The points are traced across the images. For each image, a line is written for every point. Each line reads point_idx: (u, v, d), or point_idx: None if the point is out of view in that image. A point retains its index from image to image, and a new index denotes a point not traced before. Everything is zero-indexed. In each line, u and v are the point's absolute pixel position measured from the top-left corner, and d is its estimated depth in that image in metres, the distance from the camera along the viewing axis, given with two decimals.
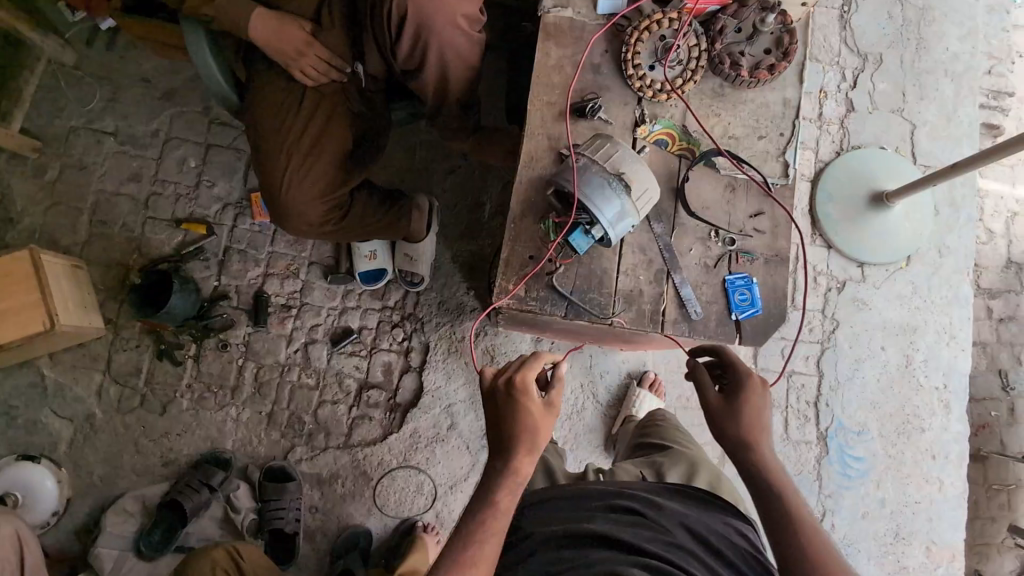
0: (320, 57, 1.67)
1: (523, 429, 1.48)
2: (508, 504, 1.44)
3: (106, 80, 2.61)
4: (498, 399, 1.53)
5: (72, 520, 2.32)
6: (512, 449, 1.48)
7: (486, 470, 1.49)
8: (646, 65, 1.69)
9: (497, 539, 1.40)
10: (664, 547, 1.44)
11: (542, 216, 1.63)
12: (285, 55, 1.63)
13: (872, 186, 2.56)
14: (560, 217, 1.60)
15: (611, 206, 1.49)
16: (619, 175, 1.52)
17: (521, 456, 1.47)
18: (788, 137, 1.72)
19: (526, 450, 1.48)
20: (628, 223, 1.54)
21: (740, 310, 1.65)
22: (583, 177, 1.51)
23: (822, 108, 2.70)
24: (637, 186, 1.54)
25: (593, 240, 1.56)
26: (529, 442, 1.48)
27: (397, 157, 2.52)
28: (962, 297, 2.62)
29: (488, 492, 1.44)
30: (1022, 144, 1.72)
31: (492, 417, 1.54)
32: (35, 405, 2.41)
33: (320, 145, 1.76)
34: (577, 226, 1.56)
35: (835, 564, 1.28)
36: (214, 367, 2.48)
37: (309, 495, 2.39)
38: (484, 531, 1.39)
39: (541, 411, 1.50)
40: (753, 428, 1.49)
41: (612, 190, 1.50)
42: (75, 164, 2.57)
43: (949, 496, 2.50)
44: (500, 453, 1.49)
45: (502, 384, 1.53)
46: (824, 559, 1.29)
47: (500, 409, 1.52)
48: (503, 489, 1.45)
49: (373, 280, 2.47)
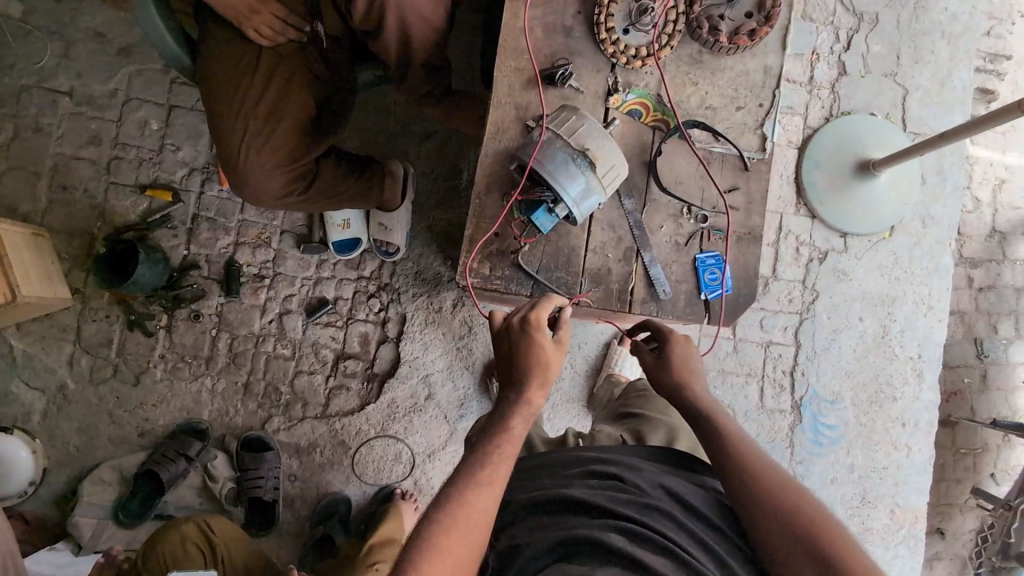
0: (275, 14, 1.56)
1: (537, 363, 1.46)
2: (524, 433, 1.44)
3: (57, 35, 2.44)
4: (513, 337, 1.49)
5: (50, 490, 2.32)
6: (526, 381, 1.46)
7: (499, 402, 1.49)
8: (620, 29, 1.62)
9: (513, 460, 1.40)
10: (639, 509, 1.41)
11: (505, 193, 1.62)
12: (237, 12, 1.53)
13: (859, 154, 2.50)
14: (522, 195, 1.59)
15: (576, 183, 1.47)
16: (584, 151, 1.49)
17: (533, 389, 1.46)
18: (767, 107, 1.68)
19: (538, 384, 1.47)
20: (594, 201, 1.52)
21: (711, 292, 1.66)
22: (547, 152, 1.49)
23: (813, 71, 2.61)
24: (601, 163, 1.49)
25: (557, 218, 1.55)
26: (542, 376, 1.46)
27: (371, 121, 2.41)
28: (942, 268, 2.60)
29: (502, 421, 1.45)
30: (1014, 112, 1.67)
31: (506, 356, 1.51)
32: (6, 376, 2.37)
33: (280, 112, 1.68)
34: (541, 204, 1.54)
35: (771, 485, 1.37)
36: (187, 338, 2.44)
37: (288, 464, 2.40)
38: (500, 453, 1.40)
39: (554, 346, 1.48)
40: (686, 376, 1.61)
41: (576, 166, 1.47)
42: (30, 126, 2.43)
43: (916, 462, 2.56)
44: (515, 385, 1.48)
45: (516, 322, 1.51)
46: (761, 483, 1.38)
47: (514, 347, 1.49)
48: (517, 418, 1.45)
49: (347, 249, 2.41)
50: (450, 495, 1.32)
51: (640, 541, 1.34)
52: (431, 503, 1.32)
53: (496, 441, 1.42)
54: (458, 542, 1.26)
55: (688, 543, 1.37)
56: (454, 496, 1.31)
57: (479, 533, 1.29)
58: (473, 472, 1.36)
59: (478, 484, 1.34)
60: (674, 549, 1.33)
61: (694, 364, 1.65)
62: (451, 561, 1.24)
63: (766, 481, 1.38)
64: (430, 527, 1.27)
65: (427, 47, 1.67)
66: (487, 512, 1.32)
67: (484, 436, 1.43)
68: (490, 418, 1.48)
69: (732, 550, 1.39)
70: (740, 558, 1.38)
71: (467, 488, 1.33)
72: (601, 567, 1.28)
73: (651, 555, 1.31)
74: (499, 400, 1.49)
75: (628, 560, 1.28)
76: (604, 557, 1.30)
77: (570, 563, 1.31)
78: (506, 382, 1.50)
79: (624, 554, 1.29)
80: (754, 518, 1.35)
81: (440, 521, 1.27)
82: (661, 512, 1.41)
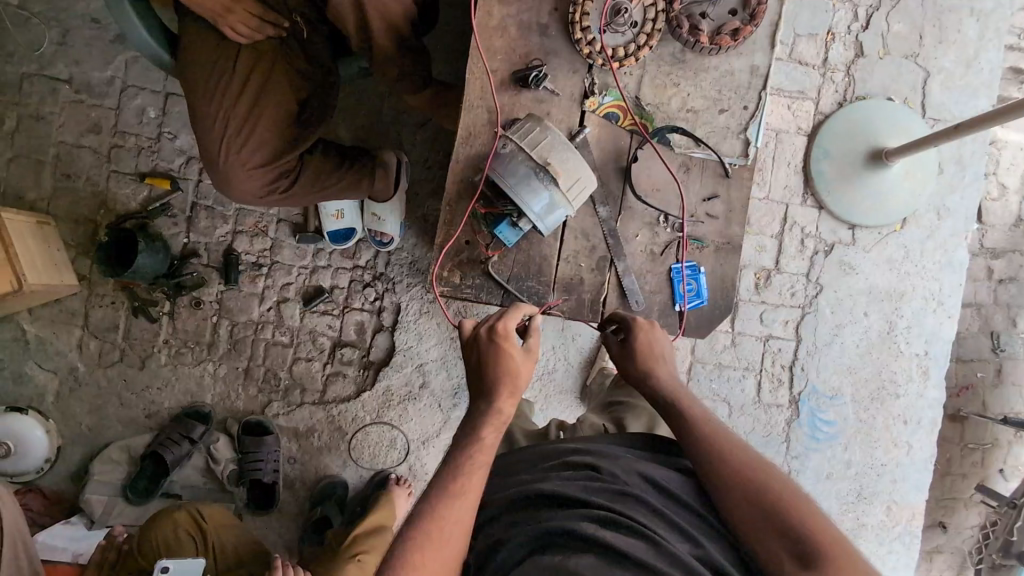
0: (249, 12, 1.71)
1: (505, 372, 1.50)
2: (495, 442, 1.47)
3: (54, 21, 2.42)
4: (481, 348, 1.53)
5: (66, 466, 2.41)
6: (495, 391, 1.49)
7: (471, 411, 1.51)
8: (595, 28, 1.73)
9: (485, 471, 1.42)
10: (614, 497, 1.34)
11: (471, 205, 1.73)
12: (212, 11, 1.67)
13: (872, 143, 2.39)
14: (486, 209, 1.71)
15: (540, 199, 1.60)
16: (546, 167, 1.58)
17: (503, 399, 1.49)
18: (751, 111, 1.80)
19: (509, 393, 1.50)
20: (560, 214, 1.64)
21: (686, 301, 1.79)
22: (510, 167, 1.61)
23: (827, 52, 2.47)
24: (564, 177, 1.59)
25: (520, 232, 1.68)
26: (511, 387, 1.50)
27: (366, 109, 2.40)
28: (955, 262, 2.52)
29: (474, 431, 1.46)
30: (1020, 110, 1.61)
31: (475, 367, 1.54)
32: (20, 357, 2.42)
33: (258, 112, 1.82)
34: (505, 218, 1.67)
35: (741, 470, 1.34)
36: (189, 324, 2.46)
37: (287, 447, 2.44)
38: (473, 463, 1.41)
39: (523, 356, 1.52)
40: (651, 363, 1.62)
41: (538, 181, 1.59)
42: (32, 114, 2.43)
43: (916, 459, 2.52)
44: (485, 395, 1.50)
45: (483, 333, 1.53)
46: (732, 469, 1.35)
47: (483, 357, 1.52)
48: (489, 428, 1.47)
49: (342, 239, 2.40)
50: (425, 510, 1.34)
51: (615, 528, 1.26)
52: (405, 519, 1.34)
53: (469, 450, 1.44)
54: (435, 555, 1.28)
55: (667, 530, 1.29)
56: (427, 513, 1.33)
57: (454, 545, 1.31)
58: (449, 482, 1.38)
59: (450, 494, 1.36)
60: (649, 534, 1.25)
61: (663, 350, 1.65)
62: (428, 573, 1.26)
63: (732, 460, 1.37)
64: (406, 541, 1.29)
65: (392, 26, 1.75)
66: (463, 522, 1.33)
67: (458, 445, 1.46)
68: (462, 428, 1.49)
69: (713, 536, 1.31)
70: (722, 542, 1.30)
71: (440, 502, 1.34)
72: (573, 557, 1.21)
73: (625, 540, 1.23)
74: (469, 409, 1.52)
75: (601, 547, 1.21)
76: (576, 547, 1.23)
77: (545, 556, 1.23)
78: (476, 390, 1.53)
79: (597, 542, 1.22)
80: (722, 498, 1.33)
81: (414, 535, 1.30)
82: (637, 498, 1.33)
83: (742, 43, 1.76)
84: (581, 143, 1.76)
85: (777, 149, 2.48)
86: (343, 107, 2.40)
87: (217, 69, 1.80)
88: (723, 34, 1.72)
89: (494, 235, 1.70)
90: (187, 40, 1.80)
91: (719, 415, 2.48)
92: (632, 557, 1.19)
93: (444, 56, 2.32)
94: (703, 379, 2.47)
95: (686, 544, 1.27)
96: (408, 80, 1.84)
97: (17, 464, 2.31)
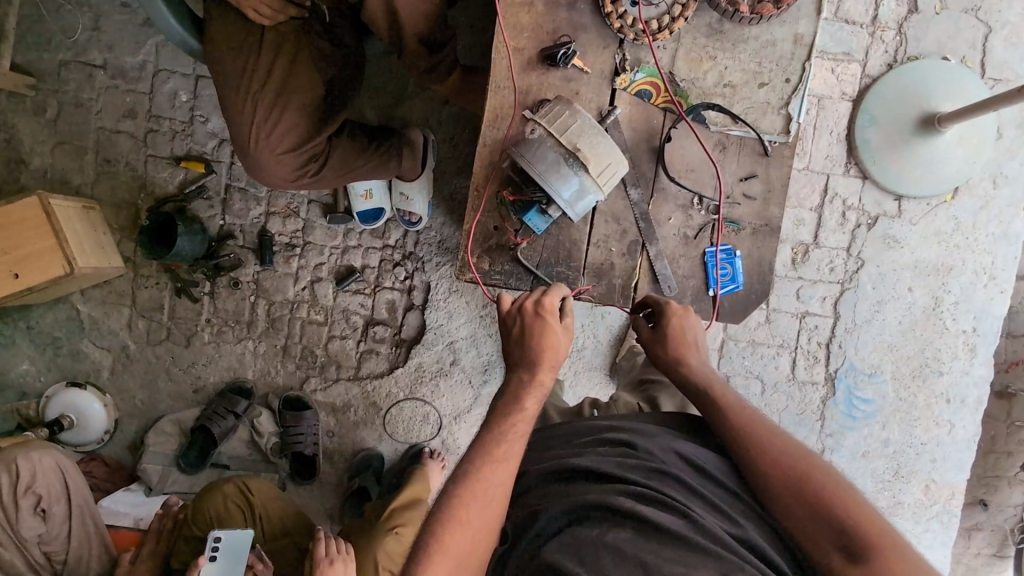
0: None
1: (546, 346, 1.52)
2: (535, 412, 1.50)
3: (86, 7, 2.46)
4: (525, 320, 1.54)
5: (123, 437, 2.55)
6: (536, 363, 1.51)
7: (511, 381, 1.53)
8: (627, 2, 1.67)
9: (524, 438, 1.46)
10: (649, 474, 1.35)
11: (498, 191, 1.71)
12: None
13: (924, 107, 2.24)
14: (514, 196, 1.69)
15: (569, 185, 1.57)
16: (574, 152, 1.55)
17: (543, 370, 1.51)
18: (793, 85, 1.72)
19: (549, 366, 1.52)
20: (590, 200, 1.60)
21: (720, 286, 1.74)
22: (539, 152, 1.57)
23: (877, 9, 2.33)
24: (594, 163, 1.55)
25: (549, 219, 1.67)
26: (552, 360, 1.52)
27: (393, 86, 2.39)
28: (1012, 234, 2.38)
29: (516, 401, 1.49)
30: None
31: (517, 338, 1.54)
32: (76, 336, 2.54)
33: (285, 97, 1.84)
34: (533, 205, 1.65)
35: (779, 455, 1.34)
36: (228, 304, 2.54)
37: (326, 421, 2.53)
38: (514, 430, 1.45)
39: (564, 332, 1.54)
40: (683, 350, 1.61)
41: (567, 168, 1.56)
42: (72, 102, 2.50)
43: (958, 438, 2.45)
44: (526, 366, 1.52)
45: (529, 306, 1.55)
46: (770, 454, 1.35)
47: (525, 329, 1.54)
48: (530, 398, 1.50)
49: (371, 219, 2.42)
50: (465, 473, 1.39)
51: (651, 505, 1.27)
52: (451, 479, 1.39)
53: (508, 420, 1.47)
54: (480, 512, 1.33)
55: (704, 508, 1.30)
56: (469, 473, 1.38)
57: (495, 508, 1.35)
58: (491, 446, 1.42)
59: (492, 460, 1.40)
60: (686, 511, 1.25)
61: (695, 336, 1.64)
62: (472, 530, 1.31)
63: (769, 447, 1.36)
64: (452, 499, 1.34)
65: (416, 18, 1.72)
66: (504, 487, 1.37)
67: (502, 409, 1.48)
68: (502, 397, 1.52)
69: (749, 516, 1.31)
70: (759, 523, 1.31)
71: (478, 470, 1.38)
72: (610, 531, 1.23)
73: (661, 515, 1.24)
74: (509, 380, 1.54)
75: (638, 521, 1.23)
76: (613, 522, 1.24)
77: (583, 529, 1.25)
78: (516, 361, 1.54)
79: (635, 517, 1.23)
80: (759, 483, 1.34)
81: (459, 494, 1.34)
82: (673, 476, 1.34)
83: (785, 11, 1.70)
84: (612, 124, 1.70)
85: (819, 116, 2.35)
86: (368, 85, 2.38)
87: (243, 54, 1.81)
88: (765, 3, 1.67)
89: (523, 222, 1.69)
90: (211, 24, 1.80)
91: (751, 392, 2.44)
92: (669, 531, 1.20)
93: (470, 31, 2.28)
94: (735, 356, 2.43)
95: (722, 523, 1.27)
96: (435, 71, 1.88)
97: (80, 435, 2.46)
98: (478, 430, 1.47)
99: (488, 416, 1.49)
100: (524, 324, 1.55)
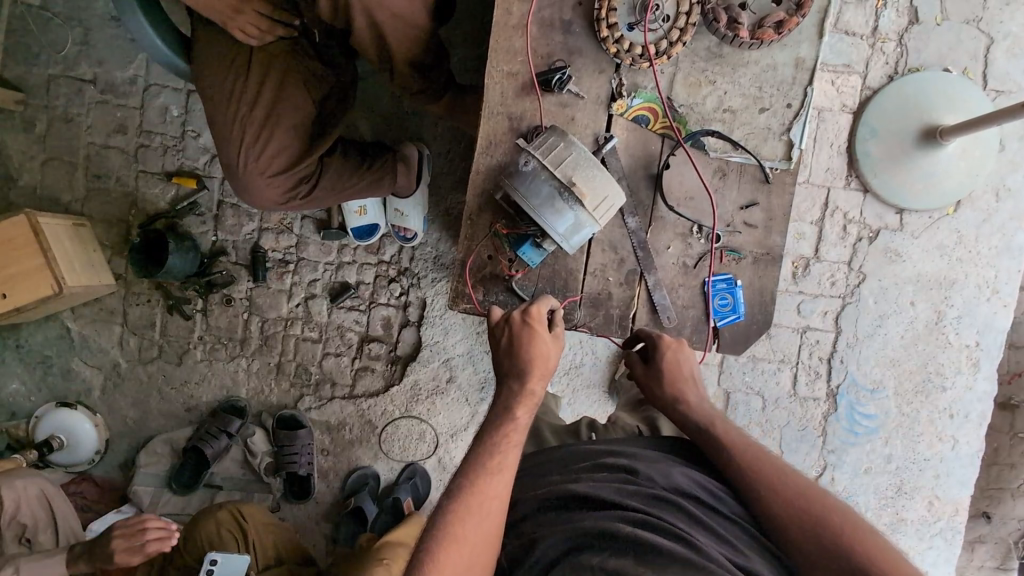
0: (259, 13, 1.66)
1: (536, 355, 1.48)
2: (528, 422, 1.47)
3: (75, 21, 2.42)
4: (512, 330, 1.51)
5: (113, 457, 2.50)
6: (526, 372, 1.48)
7: (500, 395, 1.50)
8: (624, 26, 1.63)
9: (520, 448, 1.43)
10: (649, 501, 1.31)
11: (491, 222, 1.68)
12: (220, 14, 1.63)
13: (925, 120, 2.20)
14: (508, 228, 1.67)
15: (564, 219, 1.53)
16: (570, 187, 1.51)
17: (534, 379, 1.48)
18: (795, 111, 1.69)
19: (540, 375, 1.49)
20: (586, 233, 1.56)
21: (720, 315, 1.71)
22: (533, 186, 1.53)
23: (877, 20, 2.30)
24: (590, 197, 1.51)
25: (544, 253, 1.65)
26: (541, 370, 1.48)
27: (387, 104, 2.36)
28: (1015, 247, 2.35)
29: (507, 411, 1.46)
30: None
31: (504, 349, 1.52)
32: (66, 354, 2.50)
33: (274, 118, 1.81)
34: (527, 238, 1.64)
35: (791, 491, 1.33)
36: (221, 320, 2.50)
37: (320, 440, 2.48)
38: (507, 441, 1.42)
39: (551, 342, 1.51)
40: (680, 386, 1.61)
41: (561, 202, 1.52)
42: (62, 116, 2.45)
43: (962, 453, 2.41)
44: (516, 376, 1.49)
45: (516, 316, 1.52)
46: (781, 490, 1.33)
47: (513, 340, 1.51)
48: (523, 407, 1.47)
49: (365, 236, 2.38)
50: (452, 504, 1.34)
51: (654, 531, 1.22)
52: (448, 493, 1.34)
53: (502, 430, 1.44)
54: (476, 529, 1.28)
55: (709, 537, 1.26)
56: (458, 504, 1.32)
57: (493, 518, 1.31)
58: (487, 457, 1.39)
59: (488, 471, 1.36)
60: (689, 538, 1.21)
61: (691, 370, 1.64)
62: (469, 547, 1.25)
63: (777, 485, 1.34)
64: (447, 515, 1.29)
65: (406, 43, 1.69)
66: (501, 497, 1.34)
67: (494, 426, 1.45)
68: (493, 410, 1.49)
69: (757, 548, 1.28)
70: (768, 557, 1.27)
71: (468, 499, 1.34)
72: (611, 558, 1.17)
73: (664, 541, 1.19)
74: (500, 391, 1.51)
75: (640, 547, 1.18)
76: (615, 548, 1.19)
77: (582, 555, 1.20)
78: (507, 372, 1.51)
79: (636, 543, 1.18)
80: (768, 516, 1.31)
81: (454, 509, 1.30)
82: (674, 504, 1.30)
83: (787, 35, 1.66)
84: (609, 152, 1.67)
85: (820, 129, 2.32)
86: (362, 103, 2.35)
87: (230, 75, 1.78)
88: (766, 27, 1.63)
89: (517, 254, 1.66)
90: (197, 44, 1.78)
91: (752, 408, 2.41)
92: (676, 557, 1.16)
93: (464, 49, 2.25)
94: (735, 371, 2.40)
95: (726, 551, 1.23)
96: (428, 92, 1.86)
97: (70, 455, 2.41)
98: (470, 446, 1.43)
99: (480, 439, 1.46)
100: (513, 335, 1.52)
